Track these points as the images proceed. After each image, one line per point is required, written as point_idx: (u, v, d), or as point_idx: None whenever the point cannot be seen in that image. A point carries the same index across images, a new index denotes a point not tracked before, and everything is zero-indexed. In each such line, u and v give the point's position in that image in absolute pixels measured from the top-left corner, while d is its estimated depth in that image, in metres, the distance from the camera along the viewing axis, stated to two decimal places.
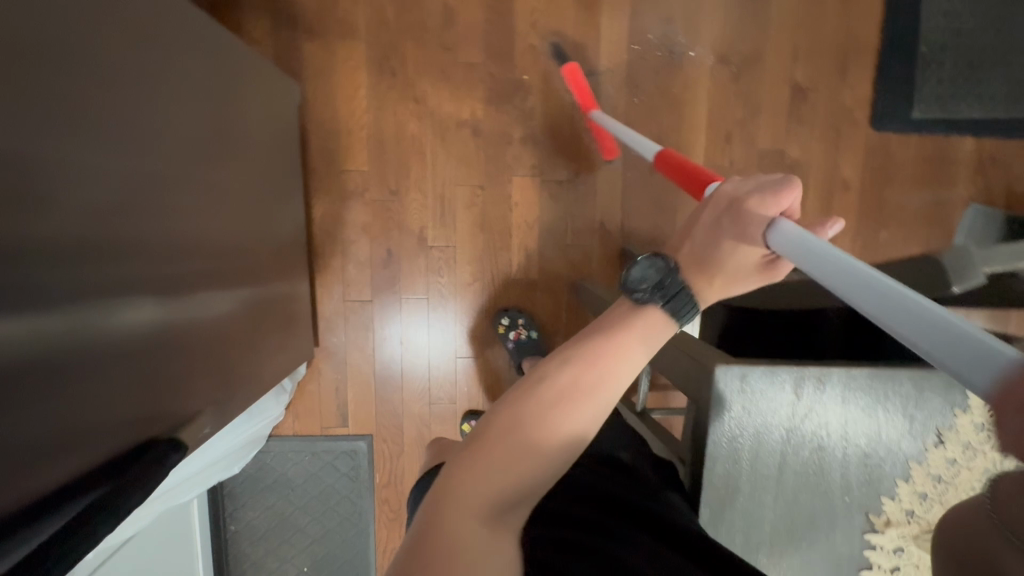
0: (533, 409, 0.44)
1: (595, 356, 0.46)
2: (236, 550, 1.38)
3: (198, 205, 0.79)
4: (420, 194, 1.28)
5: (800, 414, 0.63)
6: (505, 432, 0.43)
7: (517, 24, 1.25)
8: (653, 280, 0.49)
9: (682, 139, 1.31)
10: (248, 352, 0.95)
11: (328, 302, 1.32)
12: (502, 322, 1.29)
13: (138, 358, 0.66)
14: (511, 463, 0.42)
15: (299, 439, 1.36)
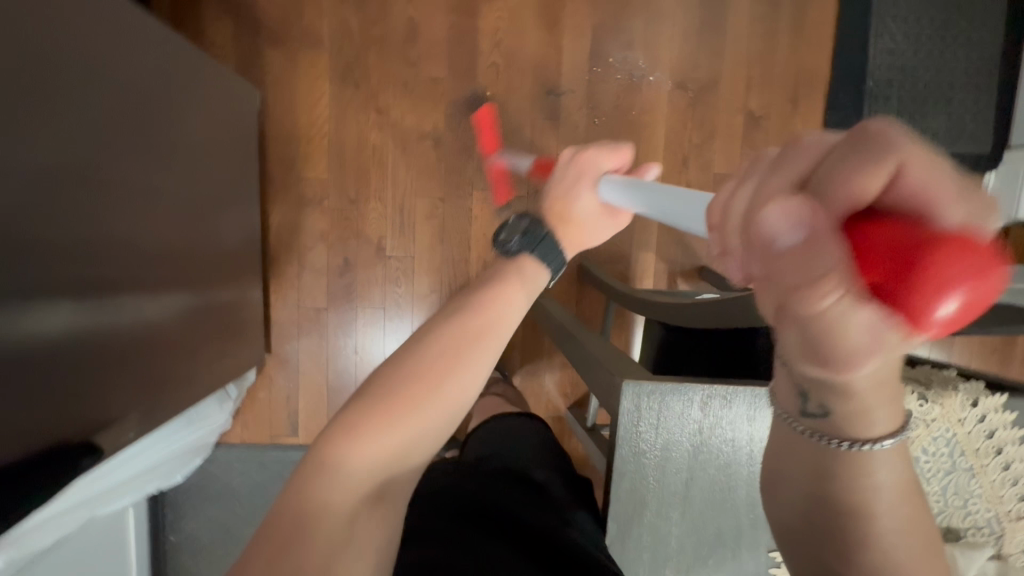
0: (419, 367, 0.53)
1: (489, 304, 0.58)
2: (176, 563, 1.33)
3: (136, 208, 0.78)
4: (380, 204, 1.29)
5: (706, 429, 0.64)
6: (390, 389, 0.52)
7: (481, 41, 1.28)
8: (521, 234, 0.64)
9: (639, 160, 1.34)
10: (183, 358, 0.94)
11: (283, 308, 1.31)
12: None
13: (49, 365, 0.64)
14: (402, 416, 0.50)
15: (247, 447, 1.33)
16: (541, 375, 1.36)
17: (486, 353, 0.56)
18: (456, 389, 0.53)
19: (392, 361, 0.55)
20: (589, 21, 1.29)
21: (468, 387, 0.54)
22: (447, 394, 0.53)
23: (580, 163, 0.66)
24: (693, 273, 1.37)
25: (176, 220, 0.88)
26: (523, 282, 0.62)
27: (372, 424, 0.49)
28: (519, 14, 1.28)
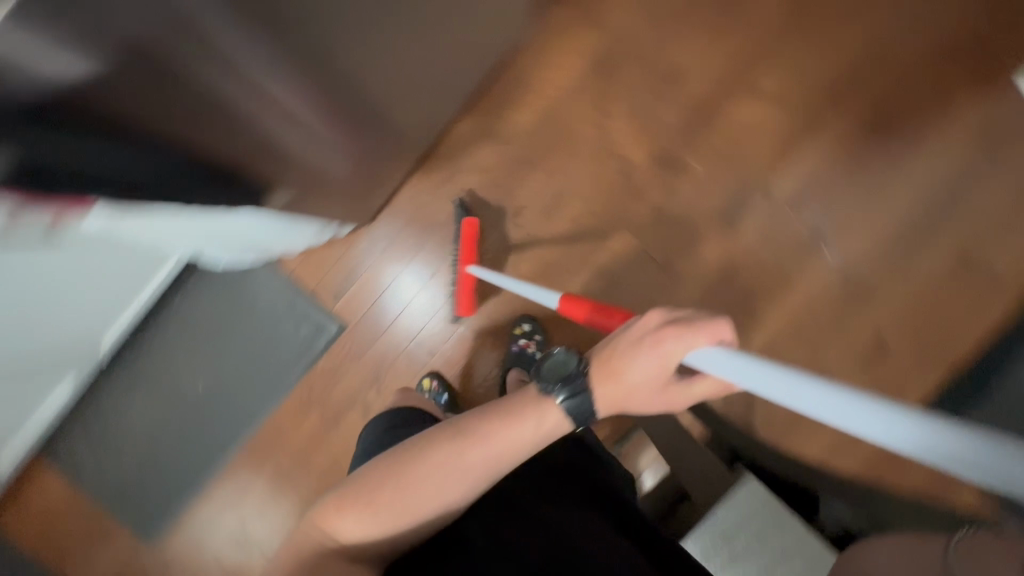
0: (417, 463, 0.66)
1: (482, 441, 0.64)
2: (164, 321, 1.36)
3: (385, 41, 0.84)
4: (543, 179, 1.33)
5: (784, 551, 0.87)
6: (384, 482, 0.67)
7: (720, 122, 1.34)
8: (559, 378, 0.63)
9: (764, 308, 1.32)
10: (325, 180, 0.99)
11: (407, 198, 1.35)
12: (521, 326, 1.30)
13: (255, 113, 0.70)
14: (389, 512, 0.67)
15: (291, 280, 1.36)
16: None
17: (473, 477, 0.65)
18: (433, 492, 0.66)
19: (394, 449, 0.70)
20: (812, 171, 1.34)
21: (452, 484, 0.66)
22: (429, 504, 0.67)
23: (647, 343, 0.57)
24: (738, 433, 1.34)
25: (399, 69, 0.94)
26: (526, 427, 0.64)
27: (354, 512, 0.67)
28: (765, 125, 1.34)
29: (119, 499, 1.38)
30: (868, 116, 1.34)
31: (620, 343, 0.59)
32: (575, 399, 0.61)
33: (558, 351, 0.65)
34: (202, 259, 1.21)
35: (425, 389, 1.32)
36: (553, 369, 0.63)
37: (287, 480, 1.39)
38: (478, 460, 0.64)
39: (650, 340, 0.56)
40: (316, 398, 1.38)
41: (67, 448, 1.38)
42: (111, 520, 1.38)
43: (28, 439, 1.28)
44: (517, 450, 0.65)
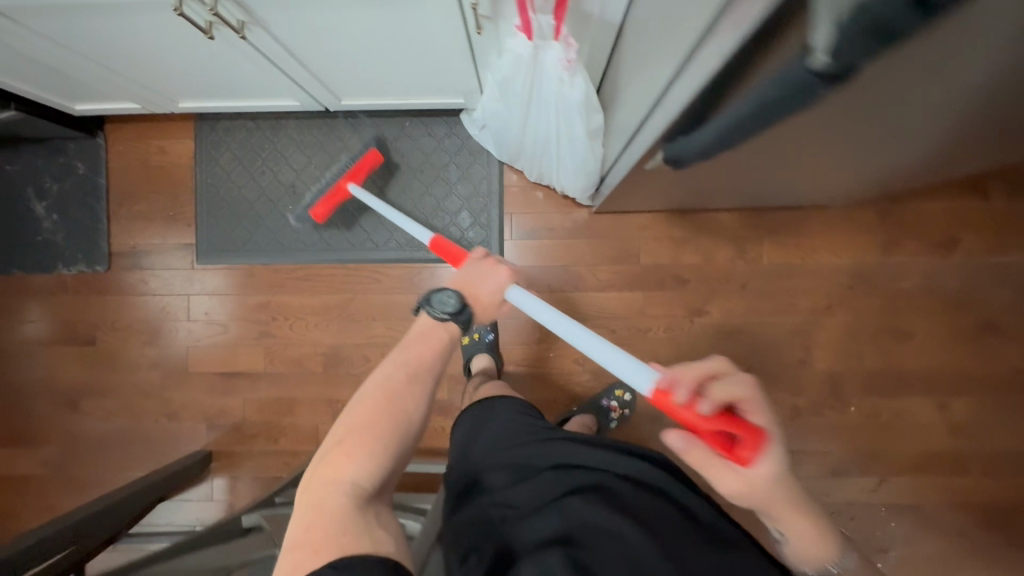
0: (373, 390, 0.72)
1: (406, 345, 0.77)
2: (384, 125, 1.34)
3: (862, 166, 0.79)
4: (741, 309, 1.34)
5: None
6: (358, 424, 0.68)
7: (898, 401, 1.34)
8: (451, 304, 0.79)
9: None
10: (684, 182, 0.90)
11: (636, 220, 1.34)
12: (625, 394, 1.31)
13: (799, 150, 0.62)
14: (377, 436, 0.67)
15: (499, 191, 1.35)
16: None
17: (417, 377, 0.74)
18: (402, 398, 0.71)
19: (353, 404, 0.71)
20: (923, 502, 1.33)
21: (411, 387, 0.72)
22: (400, 401, 0.70)
23: (483, 265, 0.88)
24: None
25: (817, 175, 0.90)
26: (437, 339, 0.78)
27: (347, 454, 0.66)
28: (925, 438, 1.34)
29: (221, 212, 1.38)
30: (1005, 501, 1.33)
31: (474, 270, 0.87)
32: (462, 308, 0.80)
33: (443, 290, 0.81)
34: (484, 126, 1.21)
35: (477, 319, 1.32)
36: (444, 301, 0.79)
37: (343, 321, 1.38)
38: (415, 364, 0.75)
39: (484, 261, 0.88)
40: (423, 286, 1.36)
41: (222, 139, 1.37)
42: (200, 221, 1.39)
43: (209, 108, 1.25)
44: (446, 346, 0.78)
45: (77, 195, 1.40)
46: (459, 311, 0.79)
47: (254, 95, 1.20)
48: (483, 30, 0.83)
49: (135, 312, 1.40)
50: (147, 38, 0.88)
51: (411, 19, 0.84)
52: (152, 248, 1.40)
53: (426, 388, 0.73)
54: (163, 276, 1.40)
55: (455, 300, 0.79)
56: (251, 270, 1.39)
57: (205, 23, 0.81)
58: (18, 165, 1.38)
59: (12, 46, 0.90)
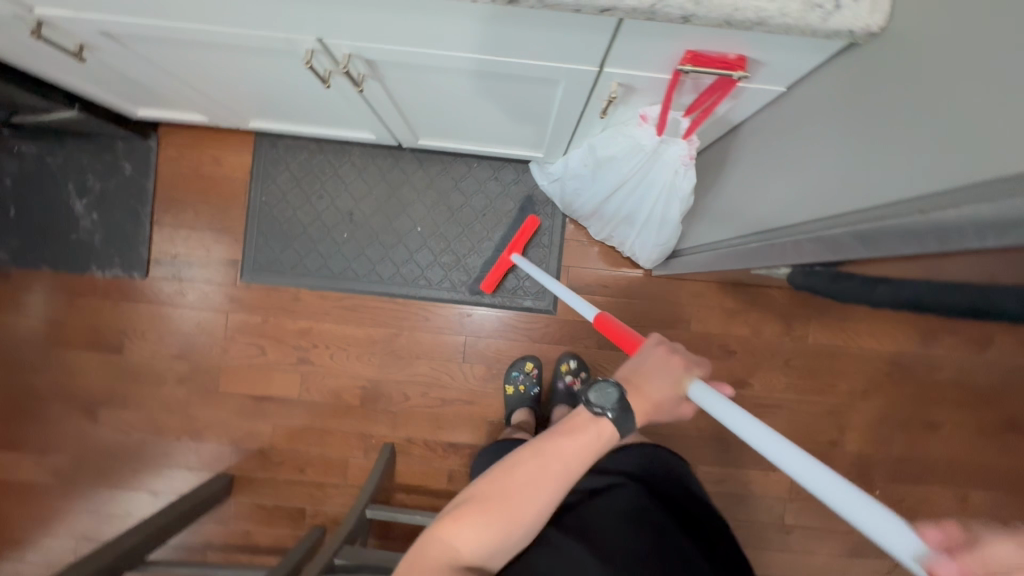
0: (518, 463, 0.60)
1: (566, 429, 0.62)
2: (451, 164, 1.33)
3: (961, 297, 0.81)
4: (782, 385, 1.36)
5: None
6: (493, 492, 0.58)
7: (924, 489, 1.37)
8: (612, 401, 0.61)
9: None
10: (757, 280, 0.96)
11: (691, 287, 1.36)
12: (569, 363, 1.32)
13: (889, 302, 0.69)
14: (513, 508, 0.58)
15: (559, 244, 1.35)
16: None
17: (564, 464, 0.60)
18: (545, 488, 0.59)
19: (497, 470, 0.60)
20: None
21: (559, 484, 0.59)
22: (540, 493, 0.59)
23: (654, 353, 0.68)
24: None
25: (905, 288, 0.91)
26: (591, 434, 0.61)
27: (477, 516, 0.57)
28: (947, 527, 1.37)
29: (272, 232, 1.34)
30: None
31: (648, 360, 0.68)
32: (623, 409, 0.60)
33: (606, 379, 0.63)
34: (559, 184, 1.21)
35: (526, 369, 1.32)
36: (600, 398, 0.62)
37: (386, 355, 1.35)
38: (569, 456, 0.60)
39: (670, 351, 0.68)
40: (472, 329, 1.35)
41: (282, 158, 1.34)
42: (249, 238, 1.34)
43: (279, 129, 1.22)
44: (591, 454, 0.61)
45: (121, 197, 1.34)
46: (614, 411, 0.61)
47: (334, 126, 1.17)
48: (599, 115, 0.84)
49: (167, 323, 1.35)
50: (255, 72, 0.86)
51: (537, 94, 0.84)
52: (194, 259, 1.35)
53: (563, 486, 0.59)
54: (202, 290, 1.35)
55: (614, 399, 0.61)
56: (296, 294, 1.35)
57: (327, 72, 0.79)
58: (61, 158, 1.32)
59: (108, 63, 0.87)
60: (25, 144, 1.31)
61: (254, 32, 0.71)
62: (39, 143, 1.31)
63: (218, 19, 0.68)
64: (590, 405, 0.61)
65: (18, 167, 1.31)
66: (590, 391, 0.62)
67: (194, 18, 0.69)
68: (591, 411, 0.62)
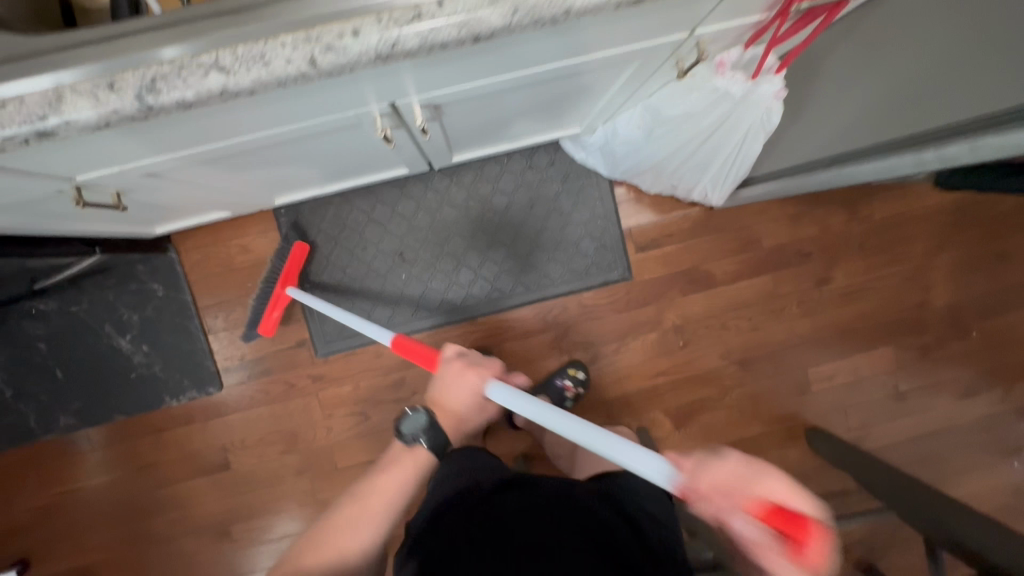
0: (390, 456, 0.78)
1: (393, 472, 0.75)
2: (483, 168, 1.29)
3: None
4: (860, 268, 1.39)
5: None
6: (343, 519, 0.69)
7: (1015, 314, 1.42)
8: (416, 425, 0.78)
9: (951, 477, 1.41)
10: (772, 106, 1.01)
11: (751, 208, 1.35)
12: (574, 370, 1.29)
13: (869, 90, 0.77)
14: (362, 519, 0.69)
15: (615, 209, 1.32)
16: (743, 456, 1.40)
17: (416, 462, 0.77)
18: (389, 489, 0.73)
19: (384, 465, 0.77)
20: None
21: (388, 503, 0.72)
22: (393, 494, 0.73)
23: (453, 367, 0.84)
24: None
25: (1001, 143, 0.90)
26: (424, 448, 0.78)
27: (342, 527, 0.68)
28: None
29: (329, 300, 1.29)
30: None
31: (444, 380, 0.84)
32: (429, 428, 0.78)
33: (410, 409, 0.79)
34: (604, 151, 1.17)
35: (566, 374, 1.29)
36: (415, 424, 0.78)
37: None
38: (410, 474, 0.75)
39: (463, 365, 0.84)
40: (559, 323, 1.33)
41: (312, 224, 1.27)
42: (309, 314, 1.29)
43: (307, 194, 1.15)
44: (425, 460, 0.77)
45: (164, 320, 1.26)
46: (431, 445, 0.78)
47: (365, 174, 1.10)
48: (672, 74, 0.79)
49: (263, 425, 1.31)
50: (302, 154, 0.79)
51: (602, 75, 0.79)
52: (263, 354, 1.29)
53: (388, 505, 0.71)
54: (284, 381, 1.30)
55: (422, 425, 0.78)
56: (376, 350, 1.31)
57: (390, 129, 0.73)
58: (85, 303, 1.23)
59: (146, 197, 0.80)
60: (48, 303, 1.23)
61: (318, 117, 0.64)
62: (61, 296, 1.22)
63: (284, 119, 0.61)
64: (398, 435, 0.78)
65: (50, 330, 1.23)
66: (403, 423, 0.78)
67: (257, 127, 0.62)
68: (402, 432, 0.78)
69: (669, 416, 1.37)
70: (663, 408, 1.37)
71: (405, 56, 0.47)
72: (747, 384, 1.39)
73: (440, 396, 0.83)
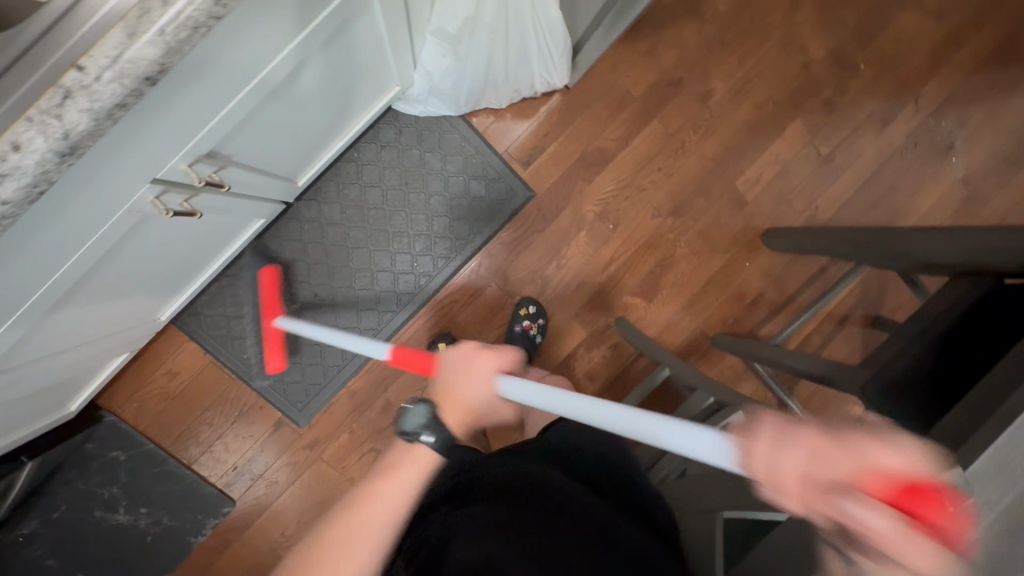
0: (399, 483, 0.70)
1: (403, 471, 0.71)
2: (340, 172, 1.23)
3: None
4: (735, 64, 1.36)
5: None
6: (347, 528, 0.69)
7: (887, 27, 1.42)
8: (421, 423, 0.73)
9: (903, 204, 1.45)
10: None
11: (608, 67, 1.31)
12: (527, 307, 1.30)
13: None
14: (353, 541, 0.66)
15: (483, 139, 1.27)
16: (720, 289, 1.42)
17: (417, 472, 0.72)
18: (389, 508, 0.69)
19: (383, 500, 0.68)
20: (955, 82, 1.44)
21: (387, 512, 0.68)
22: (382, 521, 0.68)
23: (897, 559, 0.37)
24: (863, 322, 1.50)
25: None
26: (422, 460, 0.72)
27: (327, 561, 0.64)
28: (921, 38, 1.43)
29: (277, 372, 1.26)
30: (1010, 38, 1.45)
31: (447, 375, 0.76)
32: (432, 419, 0.73)
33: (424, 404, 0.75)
34: (436, 95, 1.11)
35: (520, 316, 1.30)
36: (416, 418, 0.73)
37: None
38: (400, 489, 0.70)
39: (464, 365, 0.75)
40: (496, 271, 1.31)
41: (216, 316, 1.23)
42: (269, 394, 1.26)
43: (191, 294, 1.10)
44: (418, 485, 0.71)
45: (144, 476, 1.24)
46: (430, 436, 0.72)
47: (225, 245, 1.04)
48: None
49: (289, 514, 1.28)
50: (124, 268, 0.74)
51: (355, 26, 0.73)
52: (252, 452, 1.27)
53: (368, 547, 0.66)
54: (284, 464, 1.28)
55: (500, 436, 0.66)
56: (350, 389, 1.29)
57: (186, 203, 0.68)
58: (61, 505, 1.19)
59: (15, 387, 0.77)
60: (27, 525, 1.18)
61: (94, 239, 0.59)
62: (34, 513, 1.18)
63: (57, 258, 0.56)
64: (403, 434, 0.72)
65: (45, 547, 1.19)
66: (402, 421, 0.74)
67: (40, 279, 0.57)
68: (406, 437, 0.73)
69: (638, 294, 1.38)
70: (629, 291, 1.38)
71: (92, 137, 0.43)
72: (690, 226, 1.39)
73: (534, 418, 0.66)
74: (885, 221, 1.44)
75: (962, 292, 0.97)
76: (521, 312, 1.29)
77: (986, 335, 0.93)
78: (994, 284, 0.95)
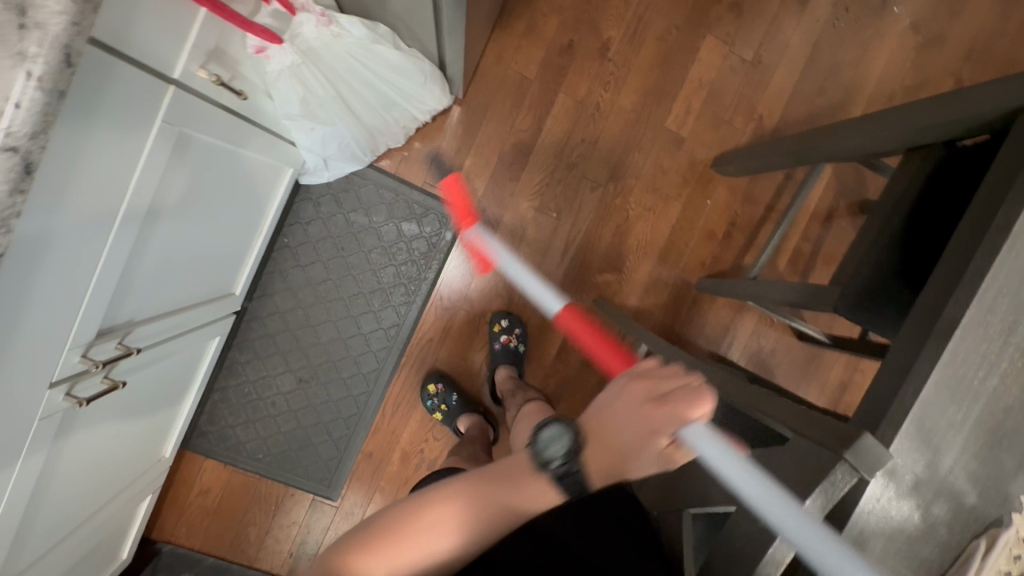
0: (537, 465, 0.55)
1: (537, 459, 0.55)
2: (279, 262, 1.26)
3: None
4: (622, 5, 1.28)
5: None
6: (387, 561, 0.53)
7: None
8: (562, 450, 0.52)
9: (853, 77, 1.33)
10: None
11: (495, 60, 1.26)
12: (499, 322, 1.28)
13: None
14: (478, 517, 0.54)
15: (399, 180, 1.26)
16: (690, 233, 1.36)
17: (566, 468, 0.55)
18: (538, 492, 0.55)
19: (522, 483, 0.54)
20: None
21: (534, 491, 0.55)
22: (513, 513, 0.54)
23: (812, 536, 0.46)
24: (850, 213, 1.40)
25: None
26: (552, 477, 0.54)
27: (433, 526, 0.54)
28: None
29: (294, 461, 1.31)
30: None
31: (617, 403, 0.52)
32: (573, 456, 0.52)
33: (556, 424, 0.53)
34: (331, 167, 1.11)
35: (496, 333, 1.28)
36: (559, 446, 0.52)
37: None
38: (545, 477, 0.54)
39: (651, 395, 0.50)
40: (459, 296, 1.31)
41: (222, 429, 1.30)
42: (295, 483, 1.31)
43: (184, 425, 1.15)
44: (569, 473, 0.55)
45: None
46: (567, 469, 0.52)
47: (194, 372, 1.09)
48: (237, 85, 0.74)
49: None
50: (89, 449, 0.79)
51: (199, 161, 0.73)
52: (300, 537, 1.32)
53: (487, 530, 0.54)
54: (333, 540, 1.32)
55: (562, 449, 0.52)
56: (366, 452, 1.32)
57: (107, 379, 0.72)
58: None
59: None
60: None
61: (26, 452, 0.62)
62: None
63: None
64: (530, 443, 0.53)
65: None
66: (539, 439, 0.53)
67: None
68: (536, 457, 0.53)
69: (607, 269, 1.34)
70: (597, 270, 1.34)
71: None
72: (635, 183, 1.33)
73: (602, 419, 0.52)
74: (838, 102, 1.33)
75: (915, 166, 0.88)
76: (494, 330, 1.28)
77: (956, 207, 0.84)
78: (946, 151, 0.86)
